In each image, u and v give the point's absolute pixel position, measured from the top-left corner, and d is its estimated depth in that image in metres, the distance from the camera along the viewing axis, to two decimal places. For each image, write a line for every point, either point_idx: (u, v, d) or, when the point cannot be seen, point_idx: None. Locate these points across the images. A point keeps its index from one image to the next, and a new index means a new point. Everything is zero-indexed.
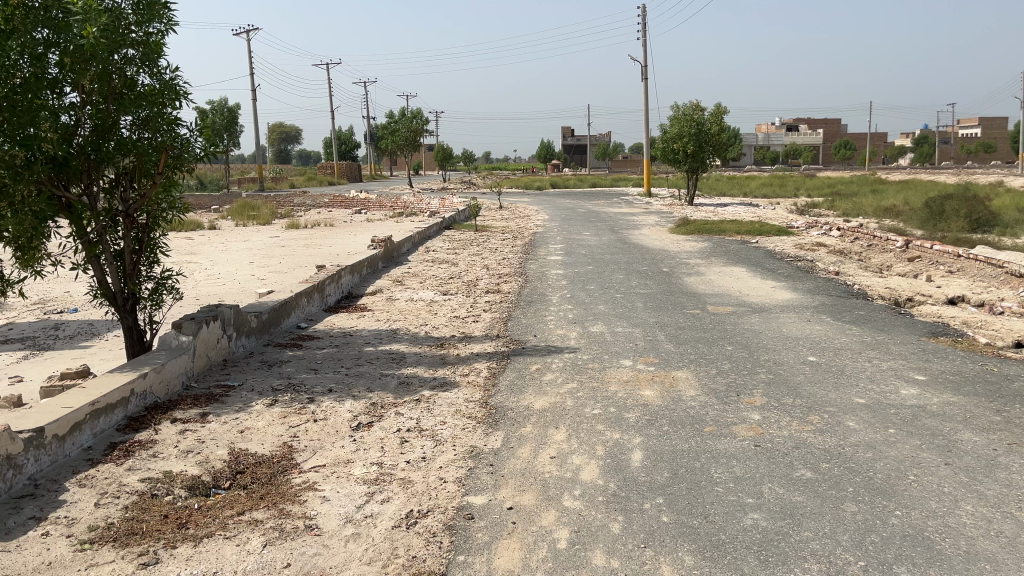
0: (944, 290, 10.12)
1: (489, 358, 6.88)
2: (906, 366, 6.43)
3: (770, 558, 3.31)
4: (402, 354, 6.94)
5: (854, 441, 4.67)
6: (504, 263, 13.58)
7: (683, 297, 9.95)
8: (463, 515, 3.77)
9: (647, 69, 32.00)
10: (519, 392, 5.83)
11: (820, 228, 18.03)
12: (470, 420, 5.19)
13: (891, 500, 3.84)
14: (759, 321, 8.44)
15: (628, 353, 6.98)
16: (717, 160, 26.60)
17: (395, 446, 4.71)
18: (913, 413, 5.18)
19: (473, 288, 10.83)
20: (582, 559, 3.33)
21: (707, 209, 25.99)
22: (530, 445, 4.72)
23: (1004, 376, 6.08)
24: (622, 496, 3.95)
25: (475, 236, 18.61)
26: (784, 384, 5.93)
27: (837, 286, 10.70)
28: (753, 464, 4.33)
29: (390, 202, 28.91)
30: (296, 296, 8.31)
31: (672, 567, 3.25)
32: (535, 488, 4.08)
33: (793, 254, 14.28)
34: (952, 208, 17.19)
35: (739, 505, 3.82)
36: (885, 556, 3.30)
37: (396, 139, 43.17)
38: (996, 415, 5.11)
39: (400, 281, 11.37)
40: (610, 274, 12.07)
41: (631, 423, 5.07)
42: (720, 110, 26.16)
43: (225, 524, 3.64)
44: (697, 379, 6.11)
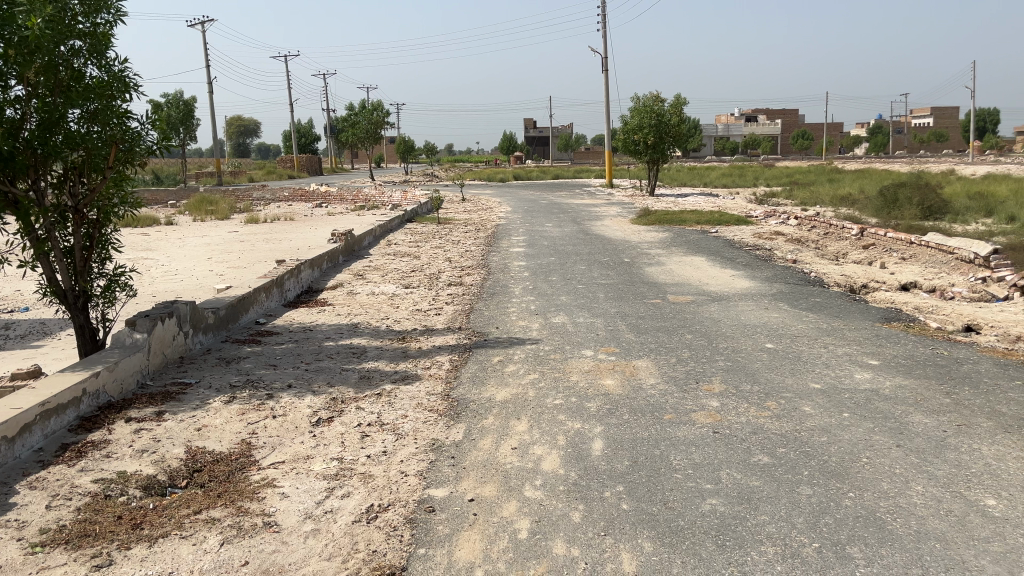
0: (898, 277, 10.34)
1: (450, 351, 6.86)
2: (861, 351, 6.56)
3: (728, 542, 3.36)
4: (363, 348, 6.90)
5: (810, 425, 4.76)
6: (466, 256, 13.56)
7: (644, 287, 10.04)
8: (424, 508, 3.76)
9: (607, 60, 32.08)
10: (481, 384, 5.83)
11: (778, 217, 18.33)
12: (432, 413, 5.18)
13: (844, 483, 3.92)
14: (718, 309, 8.54)
15: (589, 343, 7.03)
16: (676, 150, 26.80)
17: (356, 440, 4.68)
18: (867, 397, 5.29)
19: (435, 281, 10.80)
20: (543, 549, 3.34)
21: (667, 199, 26.20)
22: (491, 436, 4.73)
23: (954, 359, 6.23)
24: (582, 485, 3.98)
25: (437, 228, 18.53)
26: (742, 371, 6.01)
27: (794, 274, 10.86)
28: (711, 450, 4.39)
29: (351, 195, 28.64)
30: (255, 291, 8.21)
31: (632, 554, 3.28)
32: (496, 480, 4.08)
33: (752, 243, 14.46)
34: (905, 197, 17.58)
35: (697, 491, 3.87)
36: (839, 537, 3.37)
37: (356, 131, 42.78)
38: (946, 398, 5.24)
39: (361, 275, 11.28)
40: (572, 265, 12.12)
41: (592, 412, 5.10)
42: (679, 101, 26.32)
43: (181, 523, 3.59)
44: (657, 368, 6.18)
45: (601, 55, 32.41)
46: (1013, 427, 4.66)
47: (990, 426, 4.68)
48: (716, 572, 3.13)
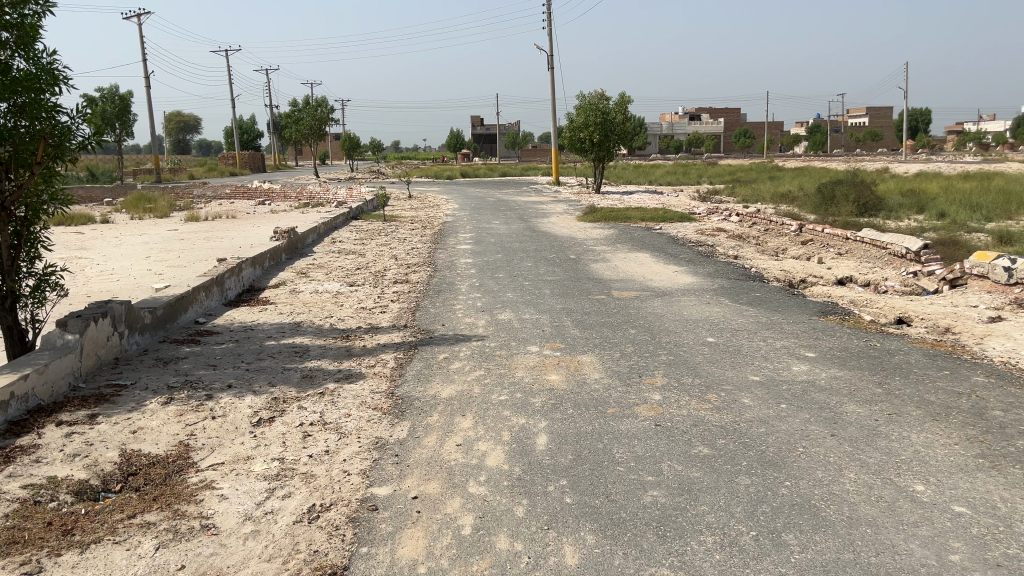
0: (834, 271, 10.61)
1: (395, 349, 6.81)
2: (798, 344, 6.72)
3: (668, 533, 3.41)
4: (306, 347, 6.80)
5: (749, 417, 4.86)
6: (412, 253, 13.46)
7: (589, 284, 10.12)
8: (367, 507, 3.73)
9: (553, 58, 32.20)
10: (426, 382, 5.80)
11: (721, 214, 18.66)
12: (376, 411, 5.14)
13: (781, 472, 4.01)
14: (661, 304, 8.67)
15: (535, 339, 7.06)
16: (622, 148, 27.05)
17: (297, 440, 4.62)
18: (804, 388, 5.43)
19: (380, 279, 10.71)
20: (486, 544, 3.35)
21: (613, 197, 26.43)
22: (436, 434, 4.71)
23: (887, 351, 6.43)
24: (526, 480, 3.99)
25: (383, 226, 18.36)
26: (684, 365, 6.11)
27: (736, 269, 11.07)
28: (652, 443, 4.45)
29: (295, 193, 28.19)
30: (195, 290, 8.03)
31: (574, 547, 3.31)
32: (440, 476, 4.07)
33: (695, 239, 14.70)
34: (842, 194, 18.06)
35: (639, 483, 3.92)
36: (775, 525, 3.45)
37: (300, 128, 42.12)
38: (878, 388, 5.41)
39: (304, 273, 11.12)
40: (518, 262, 12.15)
41: (537, 407, 5.13)
42: (624, 99, 26.59)
43: (114, 528, 3.50)
44: (601, 362, 6.24)
45: (546, 53, 32.58)
46: (940, 415, 4.84)
47: (919, 414, 4.84)
48: (657, 563, 3.17)
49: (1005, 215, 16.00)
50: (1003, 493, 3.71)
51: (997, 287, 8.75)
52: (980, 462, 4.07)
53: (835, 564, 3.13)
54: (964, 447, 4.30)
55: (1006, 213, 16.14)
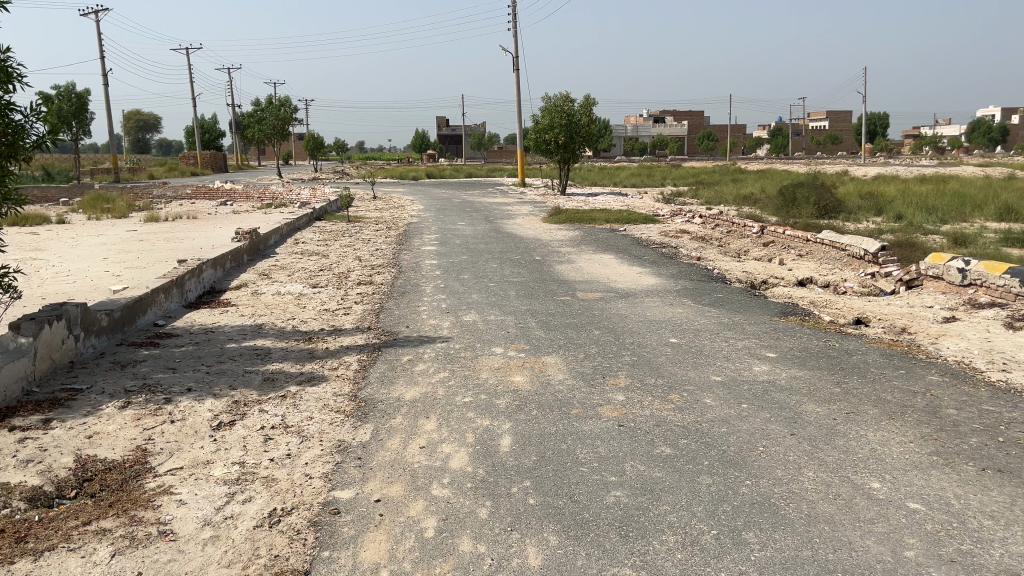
0: (795, 273, 10.78)
1: (359, 351, 6.76)
2: (759, 345, 6.81)
3: (630, 533, 3.43)
4: (267, 349, 6.72)
5: (710, 417, 4.90)
6: (377, 255, 13.38)
7: (554, 285, 10.15)
8: (329, 510, 3.70)
9: (518, 61, 32.25)
10: (389, 384, 5.77)
11: (684, 216, 18.83)
12: (338, 414, 5.10)
13: (741, 472, 4.06)
14: (625, 305, 8.72)
15: (499, 341, 7.05)
16: (586, 150, 27.17)
17: (258, 444, 4.56)
18: (765, 388, 5.51)
19: (344, 280, 10.63)
20: (449, 547, 3.34)
21: (579, 198, 26.54)
22: (399, 436, 4.69)
23: (845, 351, 6.55)
24: (489, 481, 3.99)
25: (347, 227, 18.24)
26: (647, 365, 6.15)
27: (699, 271, 11.19)
28: (616, 443, 4.48)
29: (258, 193, 27.87)
30: (154, 291, 7.90)
31: (537, 548, 3.32)
32: (403, 479, 4.05)
33: (658, 241, 14.84)
34: (803, 196, 18.34)
35: (602, 483, 3.94)
36: (735, 524, 3.49)
37: (263, 129, 41.63)
38: (836, 387, 5.50)
39: (266, 274, 11.00)
40: (484, 263, 12.14)
41: (501, 409, 5.13)
42: (589, 102, 26.72)
43: (69, 535, 3.42)
44: (565, 363, 6.26)
45: (512, 54, 32.63)
46: (896, 413, 4.93)
47: (876, 413, 4.93)
48: (619, 563, 3.19)
49: (959, 218, 16.38)
50: (957, 490, 3.79)
51: (951, 288, 8.95)
52: (934, 460, 4.16)
53: (794, 561, 3.18)
54: (919, 444, 4.39)
55: (960, 215, 16.53)
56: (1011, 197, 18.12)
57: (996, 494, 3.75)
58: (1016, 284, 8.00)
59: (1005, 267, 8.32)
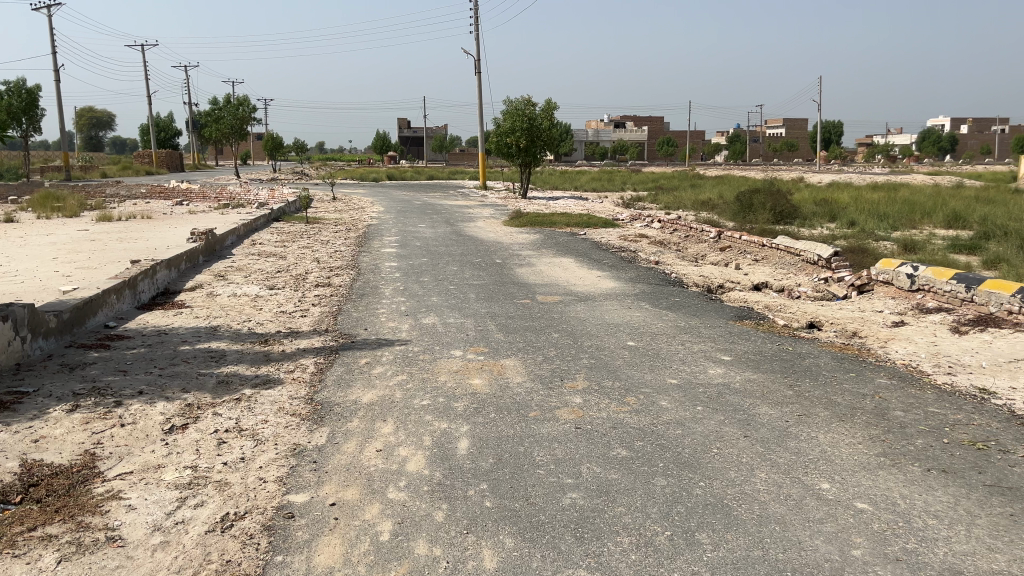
0: (750, 277, 10.96)
1: (316, 353, 6.70)
2: (714, 348, 6.91)
3: (586, 535, 3.46)
4: (222, 352, 6.62)
5: (666, 419, 4.96)
6: (335, 256, 13.26)
7: (514, 288, 10.17)
8: (283, 514, 3.66)
9: (480, 65, 32.24)
10: (346, 387, 5.72)
11: (643, 220, 19.01)
12: (294, 417, 5.04)
13: (696, 473, 4.11)
14: (584, 309, 8.78)
15: (459, 343, 7.05)
16: (548, 153, 27.28)
17: (211, 447, 4.49)
18: (719, 391, 5.59)
19: (302, 282, 10.53)
20: (405, 550, 3.33)
21: (540, 202, 26.62)
22: (356, 439, 4.65)
23: (798, 354, 6.67)
24: (446, 484, 3.99)
25: (306, 228, 18.05)
26: (605, 368, 6.21)
27: (657, 275, 11.31)
28: (573, 445, 4.51)
29: (214, 193, 27.41)
30: (105, 292, 7.73)
31: (493, 550, 3.32)
32: (359, 483, 4.02)
33: (617, 245, 14.95)
34: (760, 202, 18.66)
35: (558, 485, 3.96)
36: (689, 524, 3.53)
37: (221, 128, 40.99)
38: (789, 390, 5.60)
39: (222, 275, 10.84)
40: (444, 266, 12.12)
41: (458, 412, 5.12)
42: (550, 106, 26.82)
43: (13, 541, 3.34)
44: (523, 366, 6.28)
45: (473, 57, 32.62)
46: (846, 415, 5.05)
47: (826, 416, 5.03)
48: (574, 564, 3.21)
49: (909, 225, 16.80)
50: (903, 490, 3.89)
51: (901, 293, 9.17)
52: (881, 460, 4.27)
53: (745, 561, 3.23)
54: (867, 445, 4.50)
55: (910, 222, 16.95)
56: (959, 205, 18.65)
57: (940, 494, 3.85)
58: (961, 289, 8.23)
59: (951, 272, 8.53)
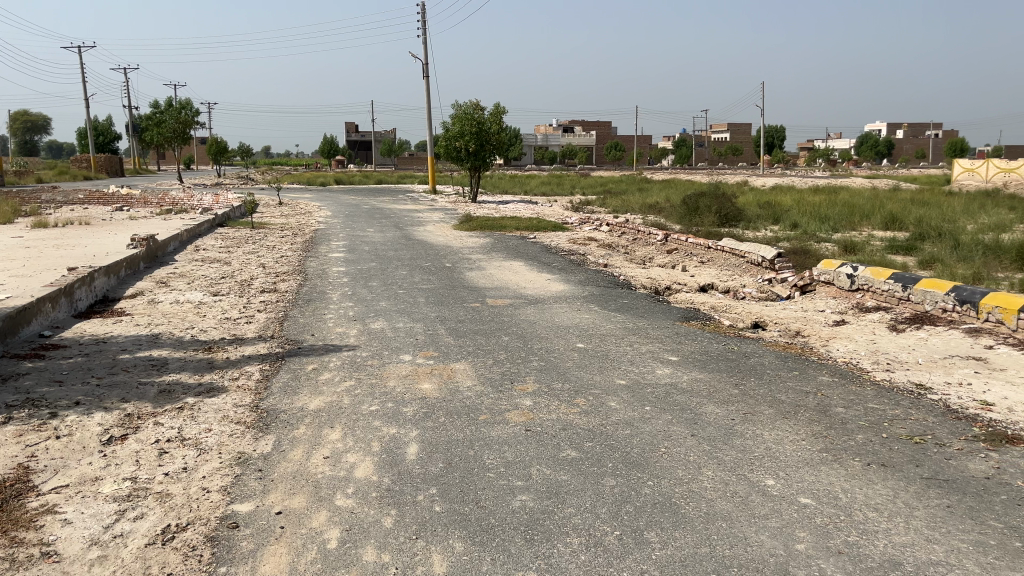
0: (697, 279, 11.12)
1: (261, 360, 6.59)
2: (662, 348, 6.99)
3: (536, 536, 3.45)
4: (163, 360, 6.45)
5: (615, 420, 5.00)
6: (282, 261, 13.06)
7: (464, 291, 10.15)
8: (226, 525, 3.58)
9: (428, 68, 32.16)
10: (293, 394, 5.63)
11: (591, 223, 19.17)
12: (239, 425, 4.93)
13: (644, 472, 4.15)
14: (534, 311, 8.81)
15: (408, 348, 7.00)
16: (496, 157, 27.31)
17: (152, 458, 4.37)
18: (667, 390, 5.65)
19: (247, 288, 10.33)
20: (353, 557, 3.29)
21: (489, 206, 26.63)
22: (302, 446, 4.58)
23: (743, 353, 6.79)
24: (395, 490, 3.94)
25: (251, 233, 17.75)
26: (555, 370, 6.23)
27: (605, 277, 11.40)
28: (522, 448, 4.50)
29: (155, 198, 26.73)
30: (39, 301, 7.47)
31: (442, 555, 3.30)
32: (306, 490, 3.96)
33: (567, 248, 15.03)
34: (705, 205, 18.97)
35: (508, 488, 3.95)
36: (638, 524, 3.56)
37: (162, 131, 40.03)
38: (735, 388, 5.70)
39: (164, 282, 10.59)
40: (393, 270, 12.04)
41: (408, 417, 5.08)
42: (499, 110, 26.87)
43: None
44: (473, 369, 6.26)
45: (420, 61, 32.48)
46: (790, 412, 5.15)
47: (771, 413, 5.13)
48: (524, 567, 3.20)
49: (849, 227, 17.25)
50: (844, 484, 3.98)
51: (841, 293, 9.41)
52: (824, 456, 4.36)
53: (693, 558, 3.26)
54: (810, 441, 4.60)
55: (850, 224, 17.42)
56: (896, 207, 19.24)
57: (880, 487, 3.95)
58: (899, 288, 8.47)
59: (888, 272, 8.77)
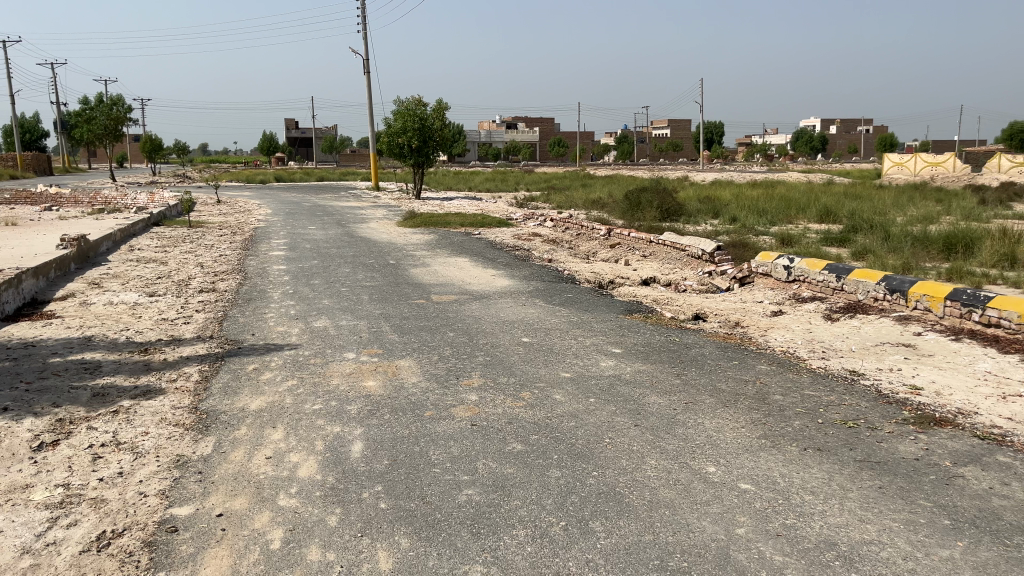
0: (639, 272, 11.26)
1: (200, 361, 6.44)
2: (606, 341, 7.06)
3: (482, 530, 3.46)
4: (96, 363, 6.25)
5: (560, 412, 5.03)
6: (220, 260, 12.78)
7: (408, 288, 10.09)
8: (165, 529, 3.49)
9: (369, 64, 31.81)
10: (233, 394, 5.52)
11: (535, 219, 19.24)
12: (177, 428, 4.82)
13: (589, 463, 4.19)
14: (478, 307, 8.82)
15: (352, 346, 6.93)
16: (439, 153, 27.18)
17: (86, 463, 4.25)
18: (611, 382, 5.72)
19: (184, 288, 10.09)
20: (297, 556, 3.25)
21: (433, 202, 26.49)
22: (244, 447, 4.50)
23: (684, 344, 6.91)
24: (339, 488, 3.90)
25: (188, 232, 17.33)
26: (500, 365, 6.24)
27: (549, 272, 11.46)
28: (468, 443, 4.50)
29: (86, 198, 25.86)
30: None
31: (388, 552, 3.28)
32: (248, 491, 3.90)
33: (511, 244, 15.05)
34: (647, 200, 19.22)
35: (454, 483, 3.95)
36: (583, 513, 3.60)
37: (91, 128, 38.65)
38: (676, 379, 5.80)
39: (96, 283, 10.27)
40: (335, 268, 11.90)
41: (352, 415, 5.03)
42: (441, 106, 26.72)
43: None
44: (418, 366, 6.23)
45: (361, 57, 32.08)
46: (730, 401, 5.26)
47: (712, 402, 5.23)
48: (471, 560, 3.21)
49: (785, 220, 17.69)
50: (782, 469, 4.09)
51: (779, 284, 9.65)
52: (762, 442, 4.47)
53: (637, 546, 3.31)
54: (749, 429, 4.70)
55: (787, 217, 17.86)
56: (830, 201, 19.79)
57: (816, 471, 4.07)
58: (833, 279, 8.71)
59: (823, 263, 9.01)
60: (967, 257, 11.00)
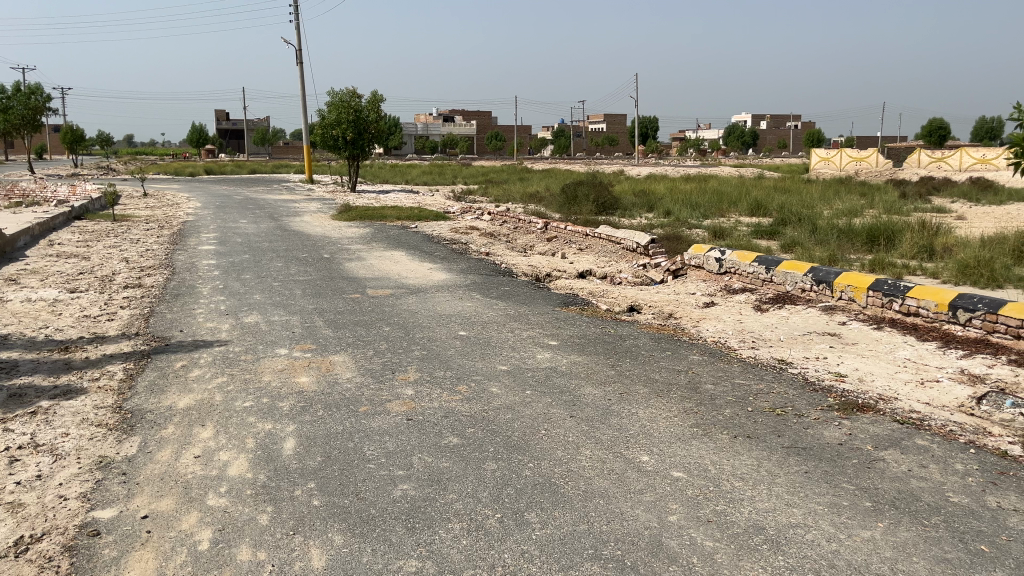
0: (575, 265, 11.34)
1: (125, 359, 6.22)
2: (542, 333, 7.09)
3: (417, 524, 3.44)
4: (13, 362, 5.99)
5: (496, 405, 5.03)
6: (146, 255, 12.38)
7: (343, 282, 9.93)
8: (86, 532, 3.37)
9: (302, 54, 31.17)
10: (159, 393, 5.35)
11: (473, 213, 19.21)
12: (99, 428, 4.65)
13: (524, 455, 4.20)
14: (415, 300, 8.75)
15: (284, 341, 6.80)
16: (375, 145, 26.85)
17: (1, 467, 4.06)
18: (546, 374, 5.76)
19: (108, 283, 9.74)
20: (226, 557, 3.17)
21: (369, 196, 26.17)
22: (171, 447, 4.37)
23: (619, 336, 6.98)
24: (271, 486, 3.83)
25: (113, 226, 16.73)
26: (436, 358, 6.20)
27: (486, 265, 11.45)
28: (404, 438, 4.46)
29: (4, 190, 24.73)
30: None
31: (321, 549, 3.23)
32: (175, 491, 3.78)
33: (448, 237, 14.99)
34: (583, 194, 19.37)
35: (389, 478, 3.91)
36: (518, 505, 3.60)
37: (8, 117, 36.94)
38: (611, 369, 5.87)
39: (13, 279, 9.82)
40: (267, 262, 11.65)
41: (284, 412, 4.93)
42: (376, 98, 26.38)
43: None
44: (353, 361, 6.15)
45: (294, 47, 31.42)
46: (662, 391, 5.34)
47: (645, 392, 5.31)
48: (406, 555, 3.18)
49: (717, 213, 18.05)
50: (713, 456, 4.18)
51: (711, 276, 9.84)
52: (695, 431, 4.55)
53: (571, 536, 3.33)
54: (681, 418, 4.78)
55: (719, 211, 18.23)
56: (760, 194, 20.30)
57: (746, 458, 4.16)
58: (762, 271, 8.92)
59: (753, 255, 9.22)
60: (889, 249, 11.41)
